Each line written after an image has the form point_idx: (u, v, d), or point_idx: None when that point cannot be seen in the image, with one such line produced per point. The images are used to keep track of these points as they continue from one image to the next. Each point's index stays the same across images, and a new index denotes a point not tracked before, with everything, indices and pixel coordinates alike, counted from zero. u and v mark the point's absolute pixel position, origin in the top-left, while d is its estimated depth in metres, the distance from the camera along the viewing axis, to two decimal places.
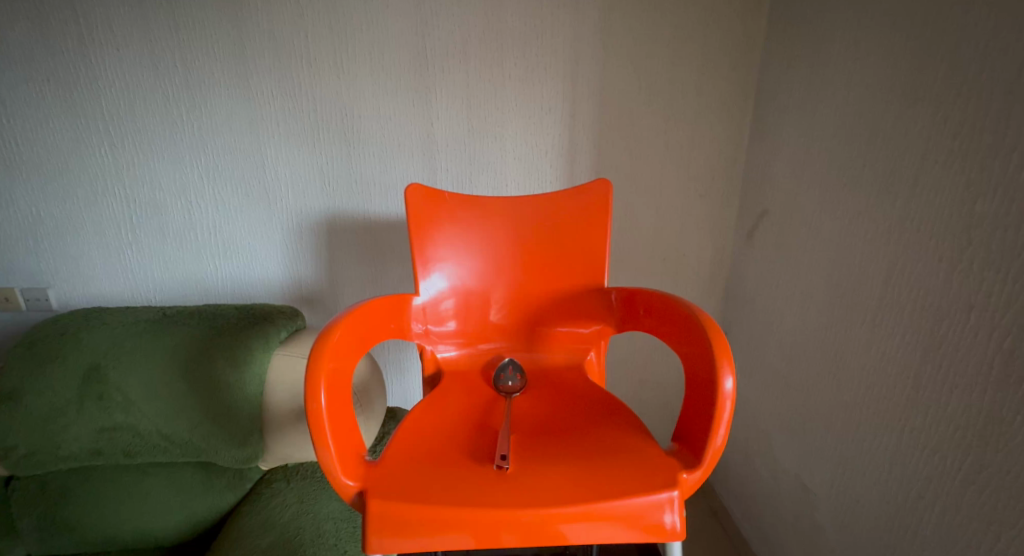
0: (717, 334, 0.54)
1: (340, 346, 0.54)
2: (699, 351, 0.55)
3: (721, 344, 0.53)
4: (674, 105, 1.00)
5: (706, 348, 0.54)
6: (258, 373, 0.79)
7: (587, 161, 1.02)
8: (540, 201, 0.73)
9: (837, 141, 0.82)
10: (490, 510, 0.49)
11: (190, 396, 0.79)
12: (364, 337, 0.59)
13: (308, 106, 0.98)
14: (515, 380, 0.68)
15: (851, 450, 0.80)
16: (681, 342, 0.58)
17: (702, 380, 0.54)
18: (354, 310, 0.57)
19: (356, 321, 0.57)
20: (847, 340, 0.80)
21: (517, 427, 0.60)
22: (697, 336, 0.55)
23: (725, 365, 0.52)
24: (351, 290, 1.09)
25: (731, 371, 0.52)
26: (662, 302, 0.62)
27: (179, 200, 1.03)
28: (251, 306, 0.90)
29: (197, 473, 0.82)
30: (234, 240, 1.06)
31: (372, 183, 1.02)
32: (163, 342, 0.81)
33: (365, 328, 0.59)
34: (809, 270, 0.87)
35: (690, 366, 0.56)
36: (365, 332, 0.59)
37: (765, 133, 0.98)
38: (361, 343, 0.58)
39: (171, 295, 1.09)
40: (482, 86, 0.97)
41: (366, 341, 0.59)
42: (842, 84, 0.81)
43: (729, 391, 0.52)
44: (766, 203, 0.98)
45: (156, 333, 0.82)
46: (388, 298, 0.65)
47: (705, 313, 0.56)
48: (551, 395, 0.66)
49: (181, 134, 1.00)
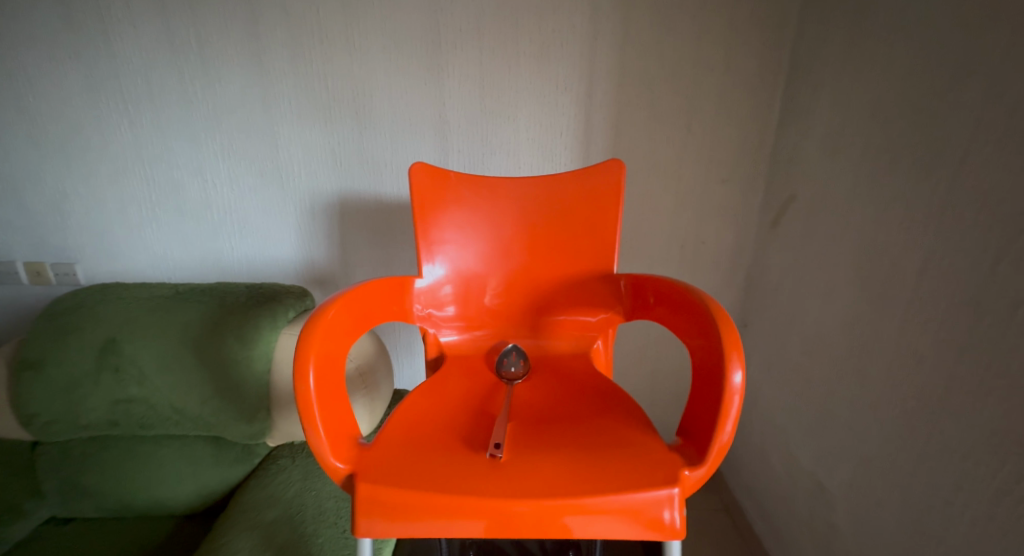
0: (728, 325, 0.51)
1: (333, 328, 0.53)
2: (707, 342, 0.52)
3: (731, 336, 0.50)
4: (698, 86, 0.96)
5: (715, 339, 0.51)
6: (265, 352, 0.79)
7: (605, 144, 0.99)
8: (549, 183, 0.71)
9: (874, 123, 0.77)
10: (481, 498, 0.48)
11: (200, 372, 0.79)
12: (360, 320, 0.58)
13: (319, 84, 0.97)
14: (517, 366, 0.67)
15: (874, 450, 0.76)
16: (690, 332, 0.55)
17: (710, 372, 0.51)
18: (350, 291, 0.56)
19: (351, 302, 0.56)
20: (875, 335, 0.76)
21: (516, 415, 0.59)
22: (706, 327, 0.52)
23: (735, 358, 0.49)
24: (364, 271, 1.09)
25: (741, 365, 0.49)
26: (672, 290, 0.59)
27: (195, 179, 1.04)
28: (261, 285, 0.89)
29: (208, 446, 0.83)
30: (249, 219, 1.06)
31: (384, 164, 1.01)
32: (175, 318, 0.82)
33: (361, 310, 0.58)
34: (836, 260, 0.83)
35: (698, 358, 0.53)
36: (361, 314, 0.58)
37: (796, 116, 0.93)
38: (357, 326, 0.57)
39: (190, 272, 1.11)
40: (497, 64, 0.94)
41: (363, 323, 0.58)
42: (883, 61, 0.76)
43: (738, 386, 0.49)
44: (794, 189, 0.94)
45: (169, 309, 0.83)
46: (389, 280, 0.64)
47: (716, 303, 0.53)
48: (553, 383, 0.64)
49: (198, 112, 1.00)
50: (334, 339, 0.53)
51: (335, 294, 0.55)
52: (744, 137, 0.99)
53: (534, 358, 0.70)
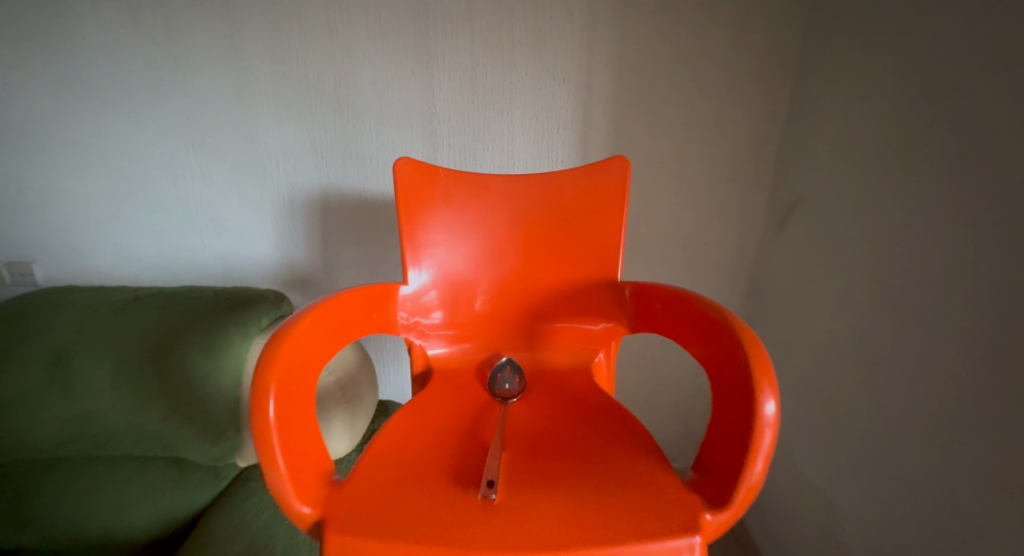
0: (754, 346, 0.46)
1: (301, 347, 0.47)
2: (728, 364, 0.47)
3: (758, 358, 0.45)
4: (703, 78, 0.90)
5: (739, 362, 0.45)
6: (231, 366, 0.72)
7: (603, 139, 0.93)
8: (547, 180, 0.65)
9: (892, 119, 0.71)
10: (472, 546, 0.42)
11: (160, 386, 0.73)
12: (335, 337, 0.52)
13: (299, 72, 0.89)
14: (512, 382, 0.61)
15: (890, 471, 0.71)
16: (705, 352, 0.50)
17: (735, 401, 0.45)
18: (322, 304, 0.51)
19: (324, 318, 0.51)
20: (892, 347, 0.71)
21: (512, 443, 0.53)
22: (730, 349, 0.47)
23: (766, 386, 0.44)
24: (347, 273, 1.02)
25: (772, 395, 0.43)
26: (687, 303, 0.53)
27: (164, 173, 0.97)
28: (231, 290, 0.81)
29: (170, 468, 0.76)
30: (223, 217, 0.99)
31: (369, 158, 0.94)
32: (134, 326, 0.75)
33: (336, 325, 0.52)
34: (848, 267, 0.78)
35: (716, 383, 0.48)
36: (336, 330, 0.52)
37: (805, 111, 0.87)
38: (330, 344, 0.51)
39: (160, 273, 1.03)
40: (489, 52, 0.88)
41: (338, 341, 0.52)
42: (902, 52, 0.70)
43: (770, 417, 0.43)
44: (801, 188, 0.88)
45: (128, 316, 0.76)
46: (369, 287, 0.58)
47: (738, 320, 0.48)
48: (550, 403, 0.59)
49: (167, 101, 0.92)
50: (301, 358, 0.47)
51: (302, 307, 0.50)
52: (749, 133, 0.93)
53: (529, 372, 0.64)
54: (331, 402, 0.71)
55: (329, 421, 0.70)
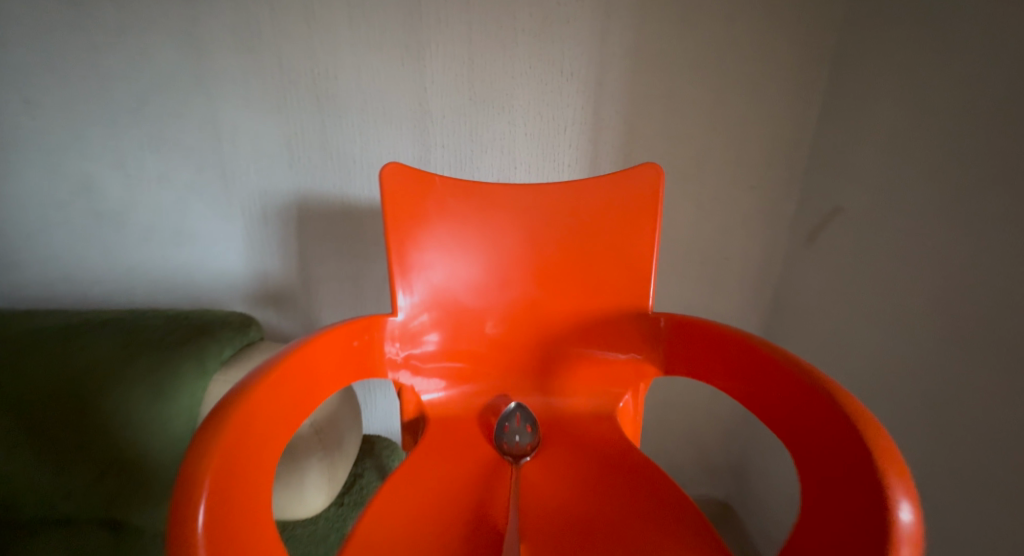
0: (879, 434, 0.39)
1: (247, 414, 0.42)
2: (844, 456, 0.39)
3: (883, 447, 0.38)
4: (728, 74, 0.80)
5: (862, 456, 0.38)
6: (186, 404, 0.65)
7: (615, 142, 0.83)
8: (558, 197, 0.58)
9: (955, 124, 0.61)
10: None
11: (97, 430, 0.64)
12: (295, 403, 0.47)
13: (269, 61, 0.78)
14: (523, 436, 0.54)
15: (951, 530, 0.61)
16: (804, 436, 0.43)
17: (858, 502, 0.37)
18: (277, 367, 0.46)
19: (284, 377, 0.46)
20: (955, 388, 0.60)
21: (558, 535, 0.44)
22: (850, 437, 0.39)
23: (901, 489, 0.36)
24: (328, 288, 0.91)
25: (912, 501, 0.35)
26: (774, 368, 0.46)
27: (114, 175, 0.84)
28: (187, 314, 0.73)
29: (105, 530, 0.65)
30: (185, 225, 0.87)
31: (352, 160, 0.83)
32: (68, 360, 0.66)
33: (298, 389, 0.47)
34: (895, 289, 0.68)
35: (823, 475, 0.40)
36: (297, 394, 0.47)
37: (844, 112, 0.77)
38: (289, 414, 0.46)
39: (112, 289, 0.91)
40: (489, 41, 0.77)
41: (300, 407, 0.47)
42: (971, 46, 0.60)
43: (909, 529, 0.34)
44: (838, 198, 0.78)
45: (61, 348, 0.66)
46: (353, 320, 0.53)
47: (859, 405, 0.41)
48: (588, 472, 0.51)
49: (115, 92, 0.80)
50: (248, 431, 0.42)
51: (251, 371, 0.45)
52: (779, 137, 0.83)
53: (543, 420, 0.58)
54: (306, 450, 0.61)
55: (304, 472, 0.61)
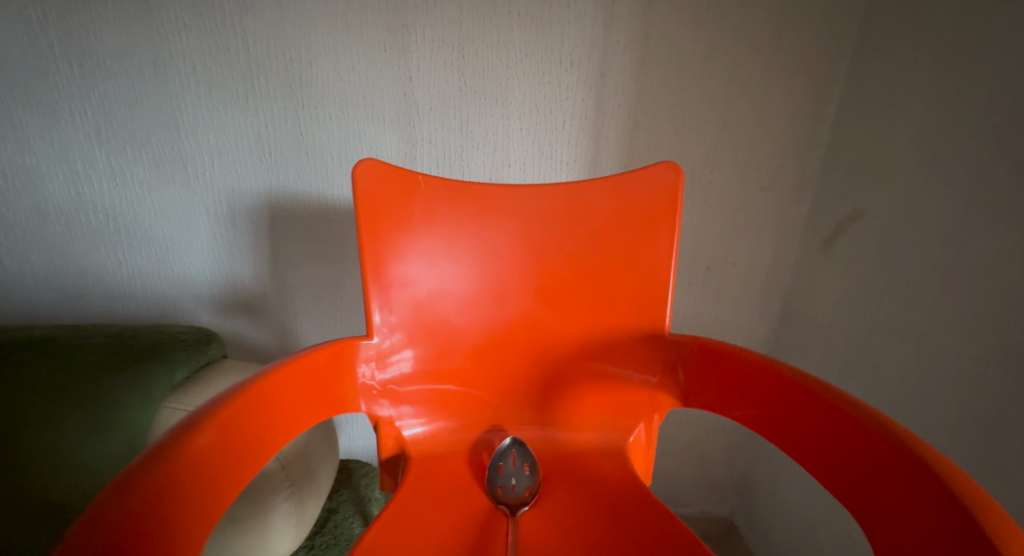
0: (987, 502, 0.32)
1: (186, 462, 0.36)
2: (940, 520, 0.34)
3: (999, 521, 0.31)
4: (739, 62, 0.71)
5: (966, 517, 0.32)
6: (127, 433, 0.61)
7: (616, 138, 0.75)
8: (562, 211, 0.56)
9: (1007, 119, 0.51)
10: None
11: (5, 459, 0.58)
12: (246, 450, 0.40)
13: (237, 45, 0.70)
14: (519, 479, 0.51)
15: None
16: (877, 495, 0.37)
17: None
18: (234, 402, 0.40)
19: (239, 414, 0.40)
20: (994, 428, 0.51)
21: None
22: (951, 506, 0.33)
23: None
24: (305, 295, 0.83)
25: None
26: (827, 411, 0.41)
27: (60, 168, 0.76)
28: (132, 333, 0.70)
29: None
30: (141, 226, 0.79)
31: (328, 156, 0.75)
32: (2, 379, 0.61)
33: (250, 431, 0.41)
34: (930, 307, 0.58)
35: (906, 541, 0.35)
36: (252, 438, 0.41)
37: (871, 103, 0.67)
38: (239, 463, 0.39)
39: (59, 294, 0.83)
40: (483, 26, 0.69)
41: (252, 454, 0.41)
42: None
43: None
44: (860, 200, 0.68)
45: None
46: (321, 348, 0.48)
47: (941, 456, 0.35)
48: (608, 524, 0.47)
49: (58, 76, 0.71)
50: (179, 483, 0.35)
51: (194, 410, 0.39)
52: (795, 131, 0.74)
53: (541, 455, 0.56)
54: (272, 489, 0.59)
55: (271, 513, 0.58)
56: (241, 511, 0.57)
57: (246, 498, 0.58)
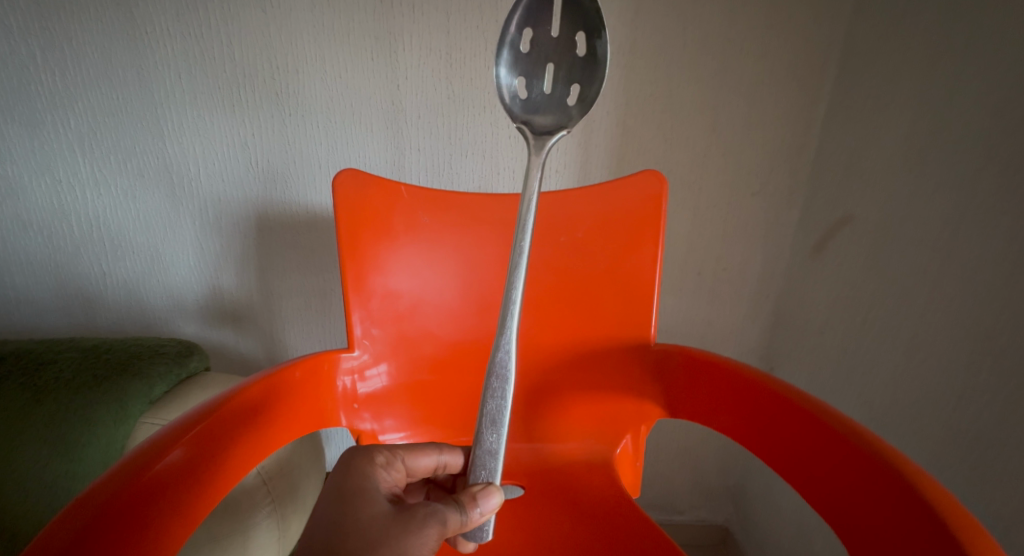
0: (960, 511, 0.33)
1: (153, 481, 0.35)
2: (914, 540, 0.34)
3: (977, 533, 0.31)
4: (727, 70, 0.71)
5: (943, 534, 0.32)
6: (100, 448, 0.61)
7: (605, 145, 0.75)
8: (547, 221, 0.56)
9: (996, 124, 0.51)
10: (392, 509, 0.41)
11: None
12: (219, 467, 0.38)
13: (221, 52, 0.69)
14: (450, 457, 0.49)
15: None
16: (855, 508, 0.37)
17: None
18: (205, 419, 0.39)
19: (213, 431, 0.39)
20: (985, 433, 0.51)
21: None
22: (932, 519, 0.33)
23: None
24: (293, 303, 0.82)
25: None
26: (811, 423, 0.41)
27: (41, 178, 0.75)
28: (108, 346, 0.69)
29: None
30: (124, 234, 0.78)
31: (315, 164, 0.74)
32: None
33: (222, 448, 0.39)
34: (921, 313, 0.57)
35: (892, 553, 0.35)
36: (227, 456, 0.39)
37: (859, 108, 0.67)
38: (211, 482, 0.38)
39: (39, 305, 0.82)
40: (469, 33, 0.68)
41: (225, 474, 0.39)
42: (1016, 32, 0.50)
43: None
44: (849, 205, 0.68)
45: None
46: (302, 363, 0.48)
47: (924, 473, 0.35)
48: (585, 530, 0.49)
49: (37, 84, 0.70)
50: (141, 505, 0.34)
51: (167, 425, 0.38)
52: (783, 138, 0.74)
53: (529, 470, 0.56)
54: (253, 506, 0.58)
55: (252, 530, 0.57)
56: (221, 529, 0.56)
57: (226, 515, 0.57)
